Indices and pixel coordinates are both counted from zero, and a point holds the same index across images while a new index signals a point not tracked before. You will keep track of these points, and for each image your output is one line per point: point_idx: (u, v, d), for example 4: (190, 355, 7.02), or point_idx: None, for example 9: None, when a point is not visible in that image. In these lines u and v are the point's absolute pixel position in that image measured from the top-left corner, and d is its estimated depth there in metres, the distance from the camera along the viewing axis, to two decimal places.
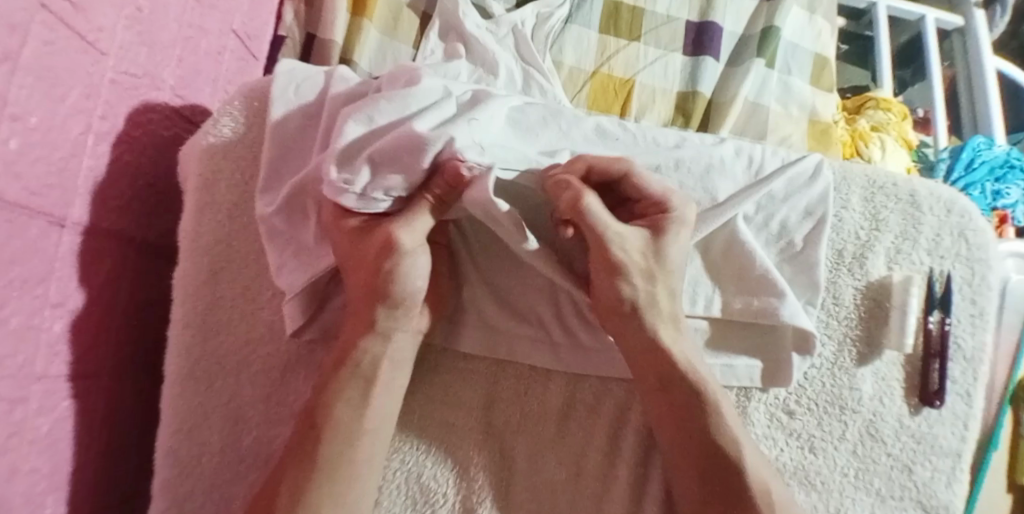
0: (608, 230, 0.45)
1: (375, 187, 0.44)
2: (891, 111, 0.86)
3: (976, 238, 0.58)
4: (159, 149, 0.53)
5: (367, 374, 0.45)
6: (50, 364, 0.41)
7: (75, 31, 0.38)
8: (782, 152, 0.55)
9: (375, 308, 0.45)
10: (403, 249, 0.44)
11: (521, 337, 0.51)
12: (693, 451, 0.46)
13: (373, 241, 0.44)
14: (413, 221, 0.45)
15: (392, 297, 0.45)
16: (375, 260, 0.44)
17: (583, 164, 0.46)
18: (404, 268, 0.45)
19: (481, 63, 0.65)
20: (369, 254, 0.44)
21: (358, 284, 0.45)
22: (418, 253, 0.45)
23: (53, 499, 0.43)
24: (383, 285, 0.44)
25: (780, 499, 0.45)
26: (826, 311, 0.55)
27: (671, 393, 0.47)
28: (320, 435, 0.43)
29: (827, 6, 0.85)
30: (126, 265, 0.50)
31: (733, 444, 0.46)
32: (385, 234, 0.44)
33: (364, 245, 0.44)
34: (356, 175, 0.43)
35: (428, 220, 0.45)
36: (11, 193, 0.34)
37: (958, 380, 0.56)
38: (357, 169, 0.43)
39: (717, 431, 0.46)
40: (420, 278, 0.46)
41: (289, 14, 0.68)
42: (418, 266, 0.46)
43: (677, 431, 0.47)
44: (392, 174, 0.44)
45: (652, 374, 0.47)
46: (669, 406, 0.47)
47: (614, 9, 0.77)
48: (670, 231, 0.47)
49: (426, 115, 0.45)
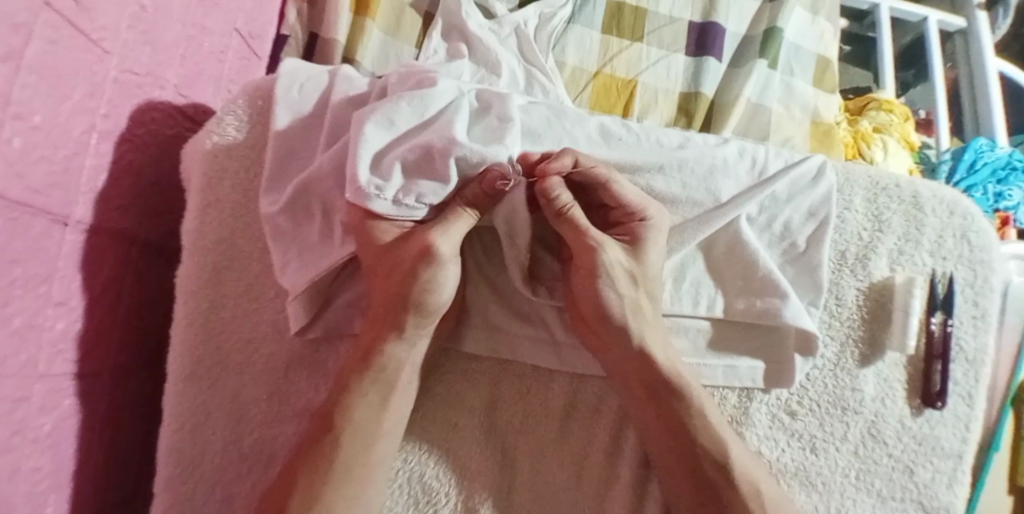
0: (590, 233, 0.47)
1: (405, 193, 0.45)
2: (893, 113, 0.85)
3: (979, 240, 0.58)
4: (162, 148, 0.53)
5: (389, 379, 0.45)
6: (53, 363, 0.41)
7: (78, 30, 0.37)
8: (785, 153, 0.55)
9: (403, 315, 0.45)
10: (441, 257, 0.44)
11: (523, 337, 0.51)
12: (685, 451, 0.47)
13: (411, 248, 0.44)
14: (450, 227, 0.45)
15: (423, 306, 0.45)
16: (413, 267, 0.44)
17: (571, 158, 0.46)
18: (440, 277, 0.45)
19: (484, 64, 0.65)
20: (405, 261, 0.44)
21: (387, 291, 0.45)
22: (452, 263, 0.45)
23: (54, 499, 0.43)
24: (416, 294, 0.44)
25: (770, 495, 0.46)
26: (829, 312, 0.55)
27: (658, 398, 0.47)
28: (328, 436, 0.43)
29: (830, 7, 0.85)
30: (128, 264, 0.50)
31: (728, 448, 0.46)
32: (424, 242, 0.44)
33: (400, 253, 0.45)
34: (387, 181, 0.44)
35: (466, 224, 0.45)
36: (13, 193, 0.34)
37: (960, 381, 0.56)
38: (388, 174, 0.44)
39: (714, 433, 0.47)
40: (451, 288, 0.46)
41: (292, 14, 0.68)
42: (451, 276, 0.46)
43: (669, 435, 0.47)
44: (423, 181, 0.45)
45: (645, 381, 0.47)
46: (659, 415, 0.47)
47: (617, 9, 0.77)
48: (648, 239, 0.47)
49: (449, 119, 0.45)
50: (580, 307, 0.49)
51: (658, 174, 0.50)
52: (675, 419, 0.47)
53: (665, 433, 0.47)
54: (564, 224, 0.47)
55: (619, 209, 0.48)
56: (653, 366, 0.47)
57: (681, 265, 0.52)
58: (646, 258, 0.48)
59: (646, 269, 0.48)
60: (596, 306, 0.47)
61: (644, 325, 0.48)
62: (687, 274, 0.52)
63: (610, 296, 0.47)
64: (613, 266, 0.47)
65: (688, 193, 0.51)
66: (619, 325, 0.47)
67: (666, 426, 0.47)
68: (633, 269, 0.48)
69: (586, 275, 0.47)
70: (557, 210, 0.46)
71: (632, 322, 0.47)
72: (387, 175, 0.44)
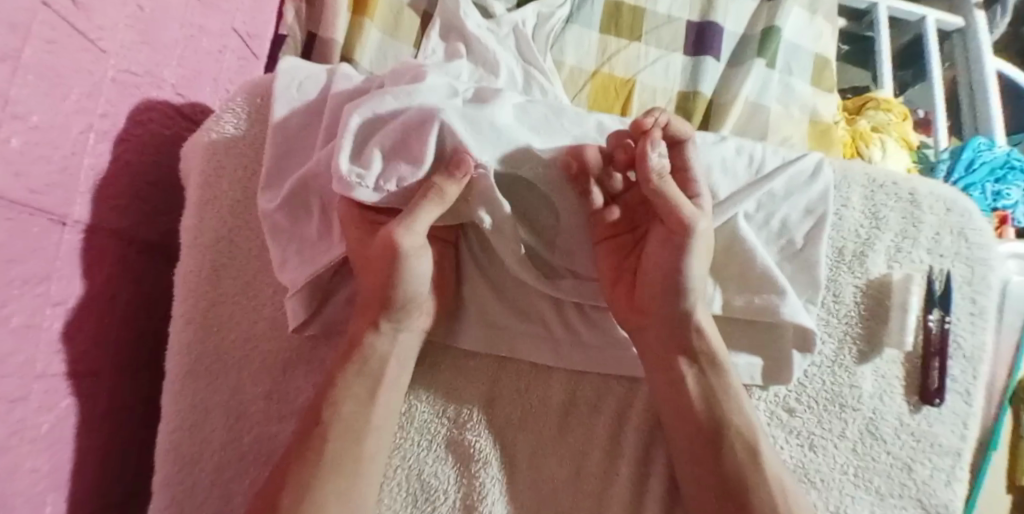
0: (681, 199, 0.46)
1: (386, 179, 0.44)
2: (892, 112, 0.86)
3: (975, 237, 0.58)
4: (160, 148, 0.53)
5: (375, 374, 0.45)
6: (51, 363, 0.41)
7: (77, 30, 0.38)
8: (782, 151, 0.55)
9: (380, 307, 0.46)
10: (404, 252, 0.44)
11: (521, 334, 0.51)
12: (705, 436, 0.47)
13: (376, 242, 0.44)
14: (414, 222, 0.43)
15: (395, 299, 0.45)
16: (379, 261, 0.44)
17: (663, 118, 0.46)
18: (407, 270, 0.45)
19: (481, 63, 0.65)
20: (373, 254, 0.44)
21: (365, 282, 0.46)
22: (420, 254, 0.45)
23: (53, 498, 0.43)
24: (387, 287, 0.45)
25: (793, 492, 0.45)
26: (826, 310, 0.55)
27: (688, 376, 0.48)
28: (318, 430, 0.43)
29: (828, 7, 0.85)
30: (126, 263, 0.50)
31: (748, 436, 0.46)
32: (385, 237, 0.43)
33: (370, 247, 0.44)
34: (367, 169, 0.44)
35: (430, 217, 0.43)
36: (12, 192, 0.34)
37: (957, 378, 0.56)
38: (368, 162, 0.44)
39: (734, 418, 0.47)
40: (423, 280, 0.46)
41: (290, 14, 0.68)
42: (422, 267, 0.46)
43: (691, 423, 0.47)
44: (403, 164, 0.44)
45: (669, 367, 0.48)
46: (678, 400, 0.48)
47: (615, 9, 0.77)
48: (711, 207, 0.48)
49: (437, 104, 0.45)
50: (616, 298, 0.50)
51: None
52: (699, 406, 0.47)
53: (690, 423, 0.47)
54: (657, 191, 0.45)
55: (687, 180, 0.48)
56: (693, 345, 0.48)
57: None
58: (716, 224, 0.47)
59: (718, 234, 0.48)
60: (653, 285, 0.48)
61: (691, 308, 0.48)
62: None
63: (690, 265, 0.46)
64: (704, 234, 0.46)
65: None
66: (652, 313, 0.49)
67: (688, 412, 0.47)
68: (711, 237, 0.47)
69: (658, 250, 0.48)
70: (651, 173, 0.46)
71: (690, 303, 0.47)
72: (367, 162, 0.44)
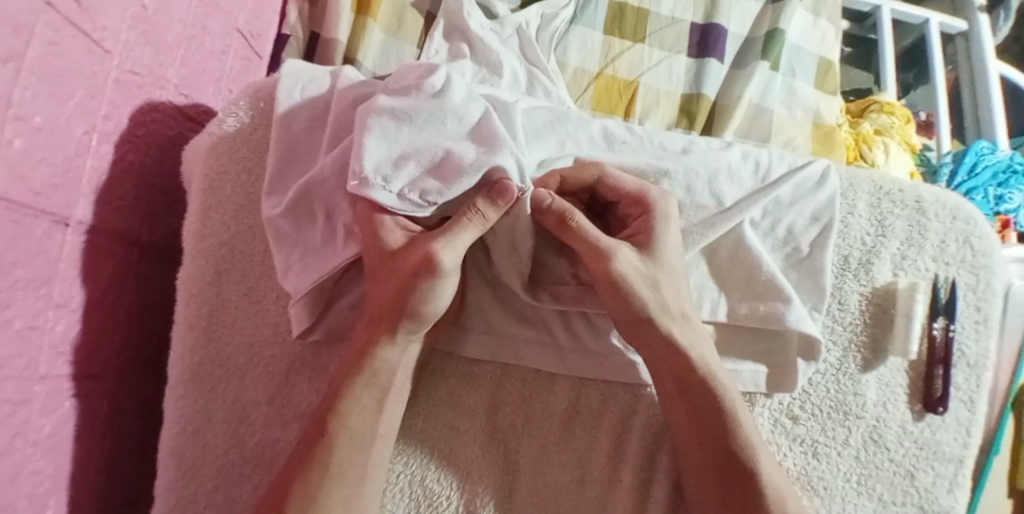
0: (599, 239, 0.45)
1: (412, 188, 0.45)
2: (894, 115, 0.85)
3: (981, 244, 0.58)
4: (164, 149, 0.53)
5: (383, 383, 0.45)
6: (54, 365, 0.40)
7: (80, 30, 0.37)
8: (788, 157, 0.55)
9: (398, 321, 0.44)
10: (442, 270, 0.43)
11: (527, 341, 0.51)
12: (716, 452, 0.46)
13: (411, 257, 0.43)
14: (455, 238, 0.43)
15: (419, 313, 0.44)
16: (410, 275, 0.43)
17: (556, 177, 0.47)
18: (437, 288, 0.44)
19: (485, 64, 0.65)
20: (404, 269, 0.43)
21: (382, 297, 0.44)
22: (451, 275, 0.44)
23: (56, 500, 0.43)
24: (409, 301, 0.44)
25: (794, 504, 0.46)
26: (832, 317, 0.55)
27: (687, 395, 0.47)
28: (327, 440, 0.42)
29: (832, 8, 0.85)
30: (129, 265, 0.50)
31: (752, 449, 0.46)
32: (426, 251, 0.43)
33: (401, 262, 0.44)
34: (395, 174, 0.44)
35: (470, 238, 0.44)
36: (16, 195, 0.33)
37: (961, 386, 0.56)
38: (398, 168, 0.44)
39: (741, 433, 0.46)
40: (447, 299, 0.45)
41: (293, 13, 0.67)
42: (448, 288, 0.45)
43: (696, 427, 0.47)
44: (432, 178, 0.45)
45: (676, 375, 0.47)
46: (686, 408, 0.47)
47: (619, 9, 0.77)
48: (657, 239, 0.47)
49: (452, 116, 0.46)
50: (621, 318, 0.47)
51: (663, 178, 0.50)
52: (702, 414, 0.47)
53: (689, 426, 0.47)
54: (571, 236, 0.45)
55: (624, 200, 0.48)
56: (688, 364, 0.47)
57: (687, 268, 0.51)
58: (659, 256, 0.47)
59: (660, 262, 0.47)
60: (622, 310, 0.46)
61: (673, 319, 0.47)
62: (691, 278, 0.51)
63: (634, 300, 0.46)
64: (626, 269, 0.45)
65: (692, 197, 0.51)
66: (643, 324, 0.47)
67: (692, 420, 0.47)
68: (650, 269, 0.46)
69: (606, 281, 0.45)
70: (560, 220, 0.45)
71: (665, 325, 0.47)
72: (396, 168, 0.44)
